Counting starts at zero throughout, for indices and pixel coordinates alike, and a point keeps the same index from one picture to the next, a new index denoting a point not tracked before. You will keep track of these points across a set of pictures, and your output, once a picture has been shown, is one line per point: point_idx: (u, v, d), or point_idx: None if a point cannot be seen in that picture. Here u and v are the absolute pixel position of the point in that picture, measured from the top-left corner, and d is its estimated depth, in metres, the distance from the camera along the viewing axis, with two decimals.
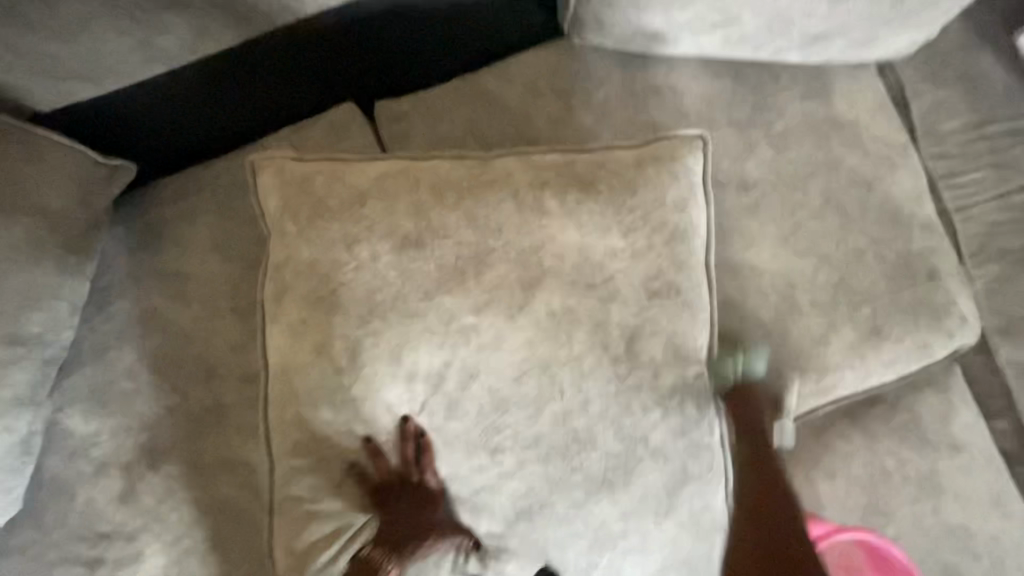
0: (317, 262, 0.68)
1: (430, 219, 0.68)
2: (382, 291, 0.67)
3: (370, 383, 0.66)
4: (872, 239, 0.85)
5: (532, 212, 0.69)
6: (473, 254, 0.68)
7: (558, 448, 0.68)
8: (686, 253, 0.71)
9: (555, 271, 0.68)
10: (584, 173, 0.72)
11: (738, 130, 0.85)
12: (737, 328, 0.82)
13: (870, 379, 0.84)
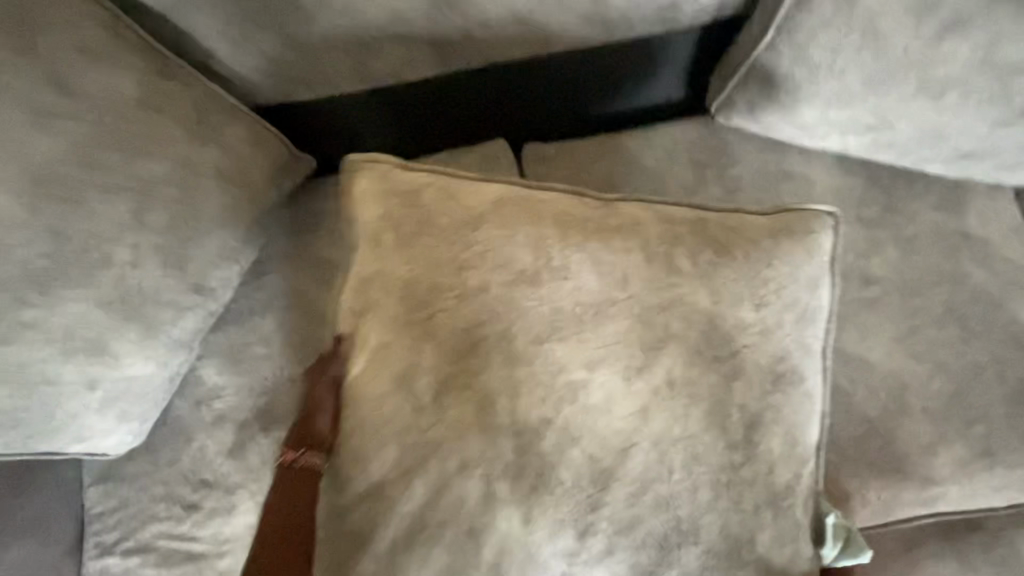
0: (414, 277, 0.70)
1: (550, 257, 0.70)
2: (487, 320, 0.69)
3: (452, 410, 0.67)
4: (994, 357, 0.84)
5: (663, 269, 0.71)
6: (594, 302, 0.70)
7: (654, 537, 0.67)
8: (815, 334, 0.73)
9: (680, 335, 0.70)
10: (720, 236, 0.73)
11: (867, 227, 0.88)
12: (841, 418, 0.82)
13: (974, 499, 0.81)
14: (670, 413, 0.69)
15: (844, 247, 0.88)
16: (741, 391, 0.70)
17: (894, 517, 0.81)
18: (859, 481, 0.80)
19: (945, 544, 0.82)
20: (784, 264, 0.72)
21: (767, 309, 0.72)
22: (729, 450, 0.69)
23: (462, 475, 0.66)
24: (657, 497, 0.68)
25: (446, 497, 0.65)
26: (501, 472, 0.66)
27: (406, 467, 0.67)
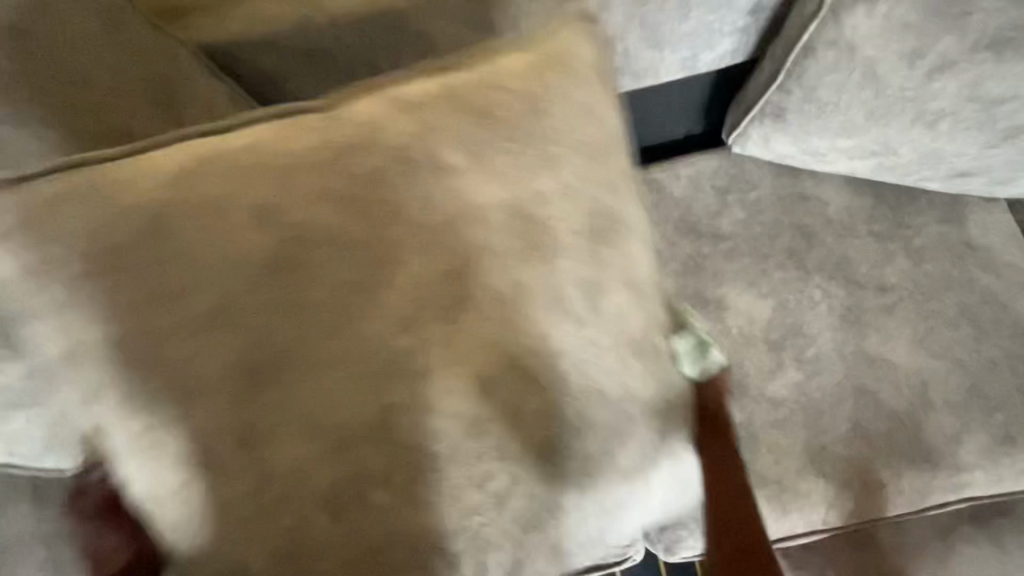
0: (185, 289, 0.57)
1: (380, 202, 0.60)
2: (307, 313, 0.58)
3: (279, 423, 0.58)
4: (1006, 352, 0.92)
5: (401, 170, 0.60)
6: (381, 249, 0.59)
7: (568, 434, 0.63)
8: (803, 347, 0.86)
9: (463, 216, 0.61)
10: (476, 101, 0.63)
11: (878, 240, 0.98)
12: (871, 414, 0.90)
13: (1000, 483, 0.89)
14: (604, 321, 0.64)
15: (859, 259, 0.97)
16: (577, 273, 0.63)
17: (926, 502, 0.89)
18: (892, 471, 0.88)
19: (978, 530, 0.88)
20: (579, 139, 0.65)
21: (563, 168, 0.64)
22: (597, 331, 0.64)
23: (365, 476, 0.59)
24: (592, 417, 0.63)
25: (349, 488, 0.59)
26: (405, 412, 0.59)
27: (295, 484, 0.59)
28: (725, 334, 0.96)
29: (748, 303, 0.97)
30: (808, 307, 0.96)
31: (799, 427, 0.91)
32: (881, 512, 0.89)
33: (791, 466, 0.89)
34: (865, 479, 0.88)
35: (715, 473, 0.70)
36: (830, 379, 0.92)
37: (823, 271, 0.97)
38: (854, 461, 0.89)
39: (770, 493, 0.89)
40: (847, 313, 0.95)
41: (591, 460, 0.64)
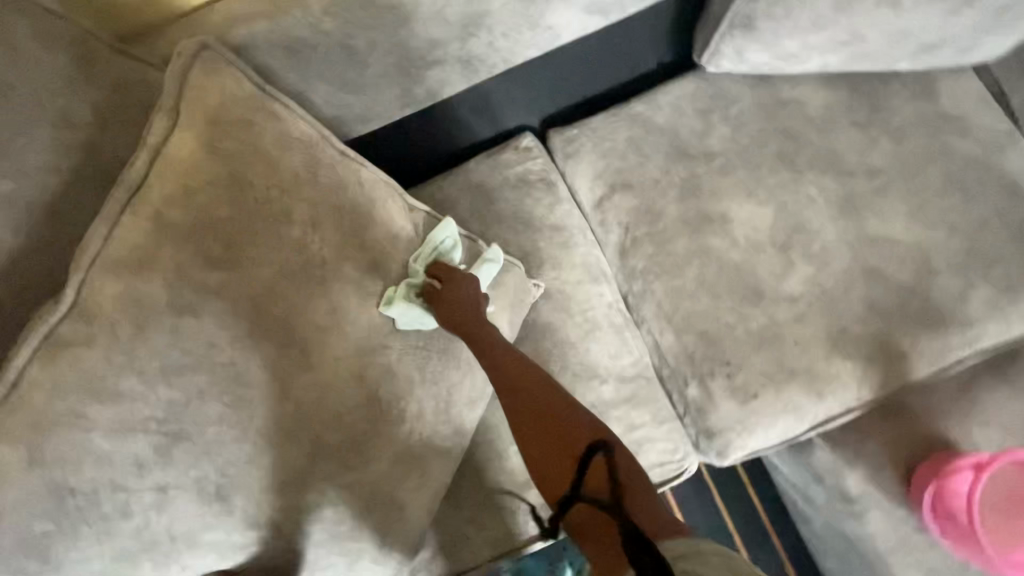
0: (119, 306, 0.67)
1: (177, 198, 0.71)
2: (134, 303, 0.67)
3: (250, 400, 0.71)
4: (995, 209, 0.97)
5: (203, 181, 0.72)
6: (133, 246, 0.69)
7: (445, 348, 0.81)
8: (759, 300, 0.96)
9: (145, 226, 0.70)
10: (199, 110, 0.73)
11: (859, 129, 1.02)
12: (882, 291, 0.95)
13: (1010, 330, 0.95)
14: (345, 267, 0.76)
15: (845, 151, 1.02)
16: (296, 237, 0.75)
17: (947, 363, 0.95)
18: (910, 339, 0.94)
19: (994, 377, 0.96)
20: (224, 112, 0.74)
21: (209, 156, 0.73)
22: (279, 285, 0.74)
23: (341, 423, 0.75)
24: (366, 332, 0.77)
25: (334, 439, 0.75)
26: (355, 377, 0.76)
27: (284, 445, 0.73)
28: (734, 246, 1.00)
29: (750, 214, 1.01)
30: (806, 206, 1.00)
31: (819, 318, 0.96)
32: (908, 380, 0.95)
33: (818, 355, 0.95)
34: (887, 352, 0.94)
35: (539, 416, 0.70)
36: (838, 268, 0.97)
37: (814, 169, 1.02)
38: (873, 338, 0.95)
39: (803, 384, 0.94)
40: (844, 203, 0.99)
41: (363, 376, 0.76)
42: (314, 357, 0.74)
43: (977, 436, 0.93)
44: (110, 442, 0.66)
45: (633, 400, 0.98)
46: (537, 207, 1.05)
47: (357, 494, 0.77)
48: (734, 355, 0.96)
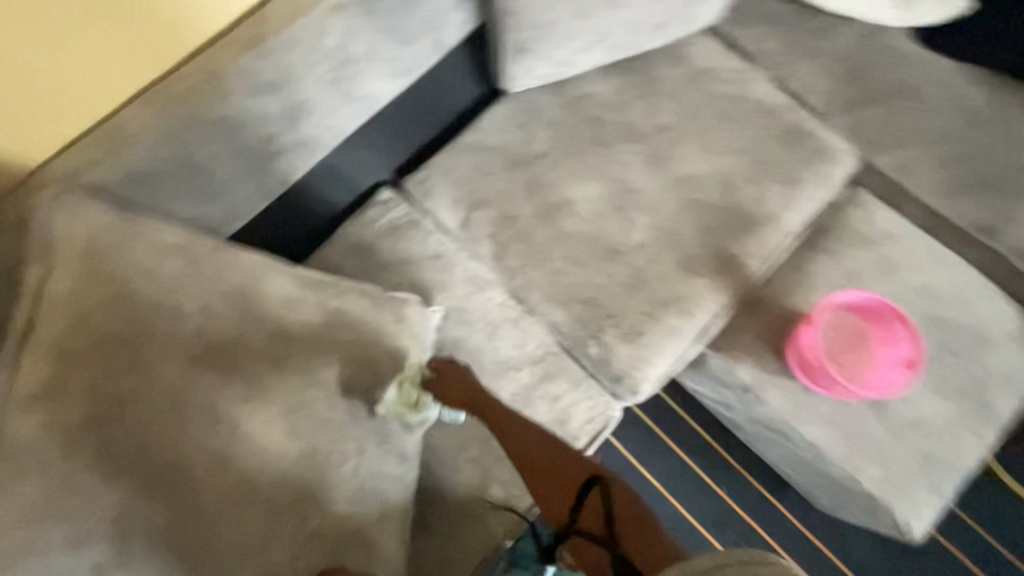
0: (32, 440, 0.72)
1: (65, 332, 0.77)
2: (45, 437, 0.73)
3: (183, 489, 0.76)
4: (759, 126, 1.22)
5: (83, 310, 0.78)
6: (34, 386, 0.75)
7: (365, 400, 0.87)
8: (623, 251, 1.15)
9: (39, 363, 0.76)
10: (71, 253, 0.82)
11: (642, 99, 1.25)
12: (704, 216, 1.17)
13: (805, 211, 1.19)
14: (248, 350, 0.83)
15: (638, 119, 1.24)
16: (190, 334, 0.81)
17: (771, 252, 1.17)
18: (737, 245, 1.15)
19: (811, 251, 1.21)
20: (94, 245, 0.82)
21: (88, 285, 0.80)
22: (184, 383, 0.78)
23: (283, 487, 0.80)
24: (284, 405, 0.82)
25: (280, 506, 0.79)
26: (285, 443, 0.81)
27: (229, 525, 0.77)
28: (583, 220, 1.18)
29: (585, 191, 1.20)
30: (625, 170, 1.21)
31: (666, 253, 1.15)
32: (749, 276, 1.15)
33: (676, 282, 1.13)
34: (725, 261, 1.15)
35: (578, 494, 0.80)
36: (666, 209, 1.18)
37: (620, 140, 1.23)
38: (711, 253, 1.15)
39: (674, 309, 1.12)
40: (652, 159, 1.21)
41: (292, 445, 0.82)
42: (234, 451, 0.78)
43: (813, 300, 1.14)
44: (69, 559, 0.71)
45: (548, 375, 1.12)
46: (413, 246, 1.19)
47: (318, 551, 0.81)
48: (613, 306, 1.12)
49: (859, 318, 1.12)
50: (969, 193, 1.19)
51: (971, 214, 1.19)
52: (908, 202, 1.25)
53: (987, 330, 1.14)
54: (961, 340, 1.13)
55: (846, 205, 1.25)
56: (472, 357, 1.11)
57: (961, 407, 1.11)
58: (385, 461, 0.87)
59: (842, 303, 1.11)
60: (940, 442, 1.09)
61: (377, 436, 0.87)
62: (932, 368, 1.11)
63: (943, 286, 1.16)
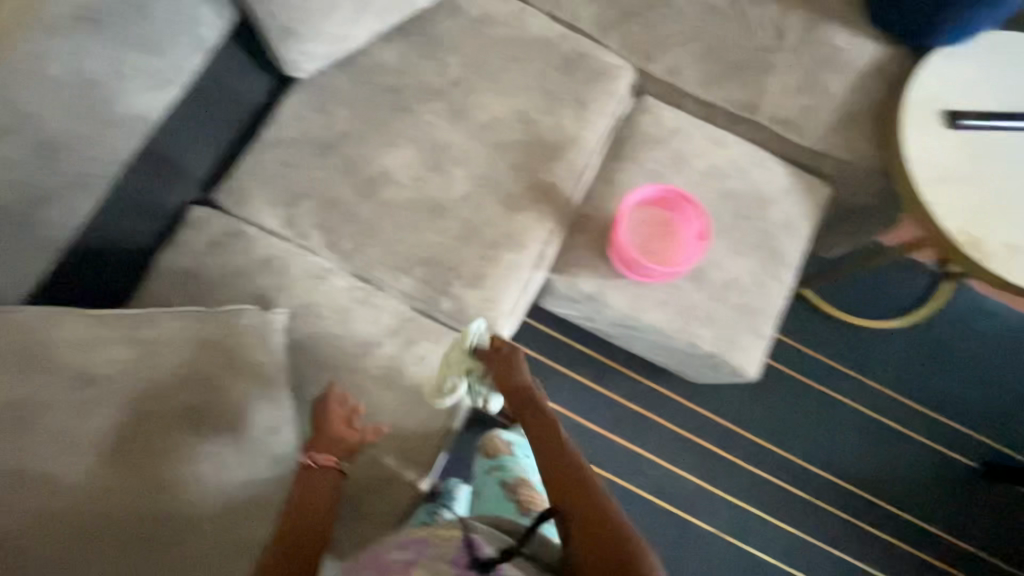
0: None
1: None
2: None
3: (32, 543, 0.79)
4: (541, 60, 1.31)
5: None
6: None
7: (212, 412, 0.92)
8: (449, 205, 1.21)
9: None
10: None
11: (430, 58, 1.29)
12: (513, 153, 1.25)
13: (600, 127, 1.30)
14: (64, 401, 0.84)
15: (431, 79, 1.28)
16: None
17: (580, 171, 1.27)
18: (548, 173, 1.25)
19: (615, 162, 1.34)
20: None
21: None
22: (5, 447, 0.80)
23: (141, 514, 0.84)
24: (123, 439, 0.86)
25: (144, 529, 0.84)
26: (134, 473, 0.85)
27: (94, 559, 0.81)
28: (403, 186, 1.21)
29: (398, 158, 1.23)
30: (431, 130, 1.25)
31: (487, 197, 1.22)
32: (567, 198, 1.25)
33: (504, 221, 1.21)
34: (542, 190, 1.24)
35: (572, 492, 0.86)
36: (477, 156, 1.24)
37: (419, 102, 1.26)
38: (528, 186, 1.23)
39: (508, 246, 1.20)
40: (453, 113, 1.26)
41: (142, 473, 0.85)
42: (71, 508, 0.81)
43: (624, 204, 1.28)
44: None
45: (410, 340, 1.15)
46: (242, 256, 1.16)
47: (197, 557, 0.86)
48: (453, 260, 1.18)
49: (657, 210, 1.28)
50: (727, 78, 1.37)
51: (733, 96, 1.37)
52: (686, 98, 1.41)
53: (765, 191, 1.35)
54: (745, 205, 1.33)
55: (636, 114, 1.39)
56: (332, 345, 1.12)
57: (760, 258, 1.30)
58: (246, 461, 0.93)
59: (642, 199, 1.27)
60: (751, 292, 1.28)
61: (232, 440, 0.92)
62: (730, 234, 1.30)
63: (725, 164, 1.35)
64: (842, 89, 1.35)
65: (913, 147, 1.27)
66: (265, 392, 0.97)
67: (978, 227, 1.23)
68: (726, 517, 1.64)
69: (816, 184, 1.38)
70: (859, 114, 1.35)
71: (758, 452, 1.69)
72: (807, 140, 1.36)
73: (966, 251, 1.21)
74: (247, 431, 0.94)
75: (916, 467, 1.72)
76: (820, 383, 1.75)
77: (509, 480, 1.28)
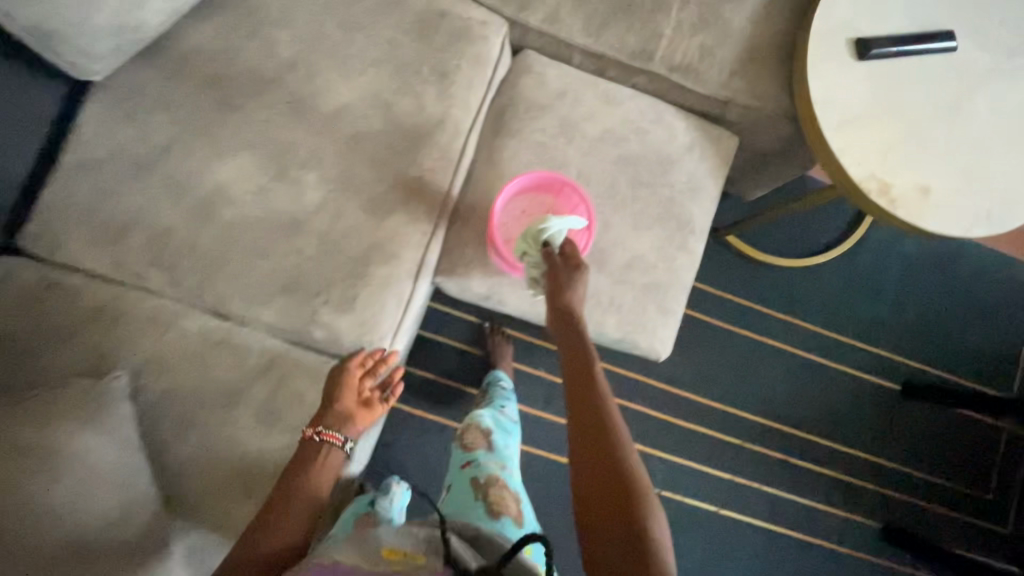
0: None
1: None
2: None
3: None
4: (389, 24, 1.09)
5: None
6: None
7: (24, 511, 0.77)
8: (306, 220, 1.04)
9: None
10: None
11: (252, 37, 1.07)
12: (372, 146, 1.07)
13: (473, 101, 1.11)
14: None
15: (258, 63, 1.06)
16: None
17: (455, 157, 1.10)
18: (417, 165, 1.07)
19: (497, 138, 1.18)
20: None
21: None
22: None
23: None
24: None
25: None
26: None
27: None
28: (247, 204, 1.04)
29: (236, 170, 1.04)
30: (270, 130, 1.05)
31: (349, 203, 1.05)
32: (443, 191, 1.10)
33: (371, 230, 1.05)
34: (412, 187, 1.07)
35: (598, 435, 0.85)
36: (330, 156, 1.06)
37: (250, 97, 1.05)
38: (395, 185, 1.07)
39: (380, 258, 1.05)
40: (293, 106, 1.06)
41: None
42: None
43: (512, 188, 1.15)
44: None
45: (283, 380, 1.03)
46: (65, 313, 0.99)
47: None
48: (318, 283, 1.03)
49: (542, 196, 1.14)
50: (615, 24, 1.19)
51: (624, 44, 1.19)
52: (572, 50, 1.23)
53: (667, 152, 1.21)
54: (646, 171, 1.20)
55: (517, 78, 1.20)
56: (192, 400, 0.99)
57: (665, 230, 1.20)
58: (81, 553, 0.79)
59: (517, 189, 1.12)
60: (657, 269, 1.19)
61: (60, 534, 0.79)
62: (631, 208, 1.19)
63: (621, 127, 1.20)
64: (742, 24, 1.20)
65: (821, 82, 1.14)
66: (104, 469, 0.86)
67: (887, 169, 1.14)
68: (663, 474, 1.64)
69: (722, 136, 1.25)
70: (763, 51, 1.21)
71: (690, 406, 1.69)
72: (710, 87, 1.21)
73: (873, 196, 1.13)
74: (83, 519, 0.81)
75: (841, 396, 1.76)
76: (746, 329, 1.73)
77: (483, 475, 1.12)
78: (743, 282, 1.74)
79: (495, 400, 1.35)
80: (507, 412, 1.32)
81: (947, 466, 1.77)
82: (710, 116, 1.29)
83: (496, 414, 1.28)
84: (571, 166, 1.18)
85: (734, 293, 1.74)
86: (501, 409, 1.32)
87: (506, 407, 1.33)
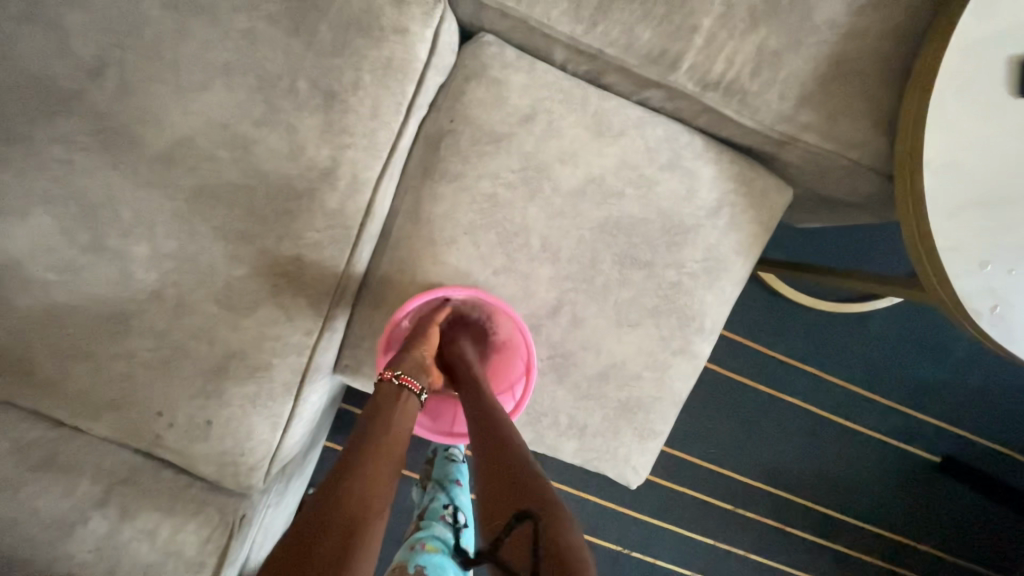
0: None
1: None
2: None
3: None
4: (250, 8, 0.71)
5: None
6: None
7: None
8: (137, 310, 0.73)
9: None
10: None
11: (38, 22, 0.70)
12: (227, 206, 0.72)
13: (382, 137, 0.74)
14: None
15: (48, 64, 0.70)
16: None
17: (355, 223, 0.74)
18: (293, 237, 0.73)
19: (428, 183, 0.79)
20: None
21: None
22: None
23: None
24: None
25: None
26: None
27: None
28: (48, 286, 0.72)
29: (26, 237, 0.71)
30: (73, 176, 0.70)
31: (196, 290, 0.73)
32: (336, 273, 0.75)
33: (229, 330, 0.74)
34: (288, 269, 0.73)
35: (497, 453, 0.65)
36: (165, 218, 0.72)
37: (40, 123, 0.70)
38: (261, 265, 0.73)
39: (244, 370, 0.75)
40: (105, 138, 0.70)
41: None
42: None
43: (442, 262, 0.79)
44: None
45: (129, 511, 0.79)
46: None
47: None
48: (157, 401, 0.75)
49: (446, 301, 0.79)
50: (619, 9, 0.75)
51: (632, 41, 0.76)
52: (550, 44, 0.80)
53: (679, 215, 0.82)
54: (644, 244, 0.82)
55: (462, 88, 0.79)
56: (9, 535, 0.77)
57: (659, 328, 0.84)
58: None
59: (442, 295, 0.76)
60: (641, 381, 0.85)
61: None
62: (614, 297, 0.82)
63: (613, 173, 0.80)
64: (818, 19, 0.75)
65: (948, 125, 0.70)
66: None
67: (1014, 282, 0.72)
68: (634, 537, 1.39)
69: (768, 190, 0.84)
70: (850, 65, 0.76)
71: (679, 467, 1.40)
72: (760, 118, 0.78)
73: (984, 323, 0.72)
74: None
75: (867, 463, 1.44)
76: (761, 382, 1.41)
77: None
78: (765, 325, 1.39)
79: (435, 500, 0.98)
80: (453, 516, 0.97)
81: (990, 554, 1.47)
82: (755, 153, 0.86)
83: (437, 531, 0.89)
84: (532, 233, 0.80)
85: (752, 338, 1.39)
86: (440, 517, 0.94)
87: (450, 509, 0.98)
